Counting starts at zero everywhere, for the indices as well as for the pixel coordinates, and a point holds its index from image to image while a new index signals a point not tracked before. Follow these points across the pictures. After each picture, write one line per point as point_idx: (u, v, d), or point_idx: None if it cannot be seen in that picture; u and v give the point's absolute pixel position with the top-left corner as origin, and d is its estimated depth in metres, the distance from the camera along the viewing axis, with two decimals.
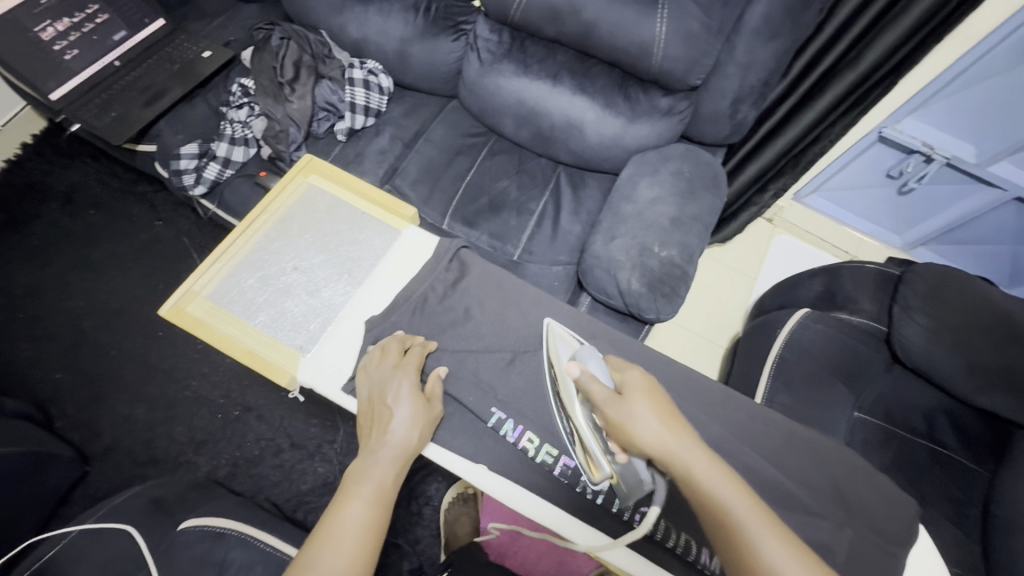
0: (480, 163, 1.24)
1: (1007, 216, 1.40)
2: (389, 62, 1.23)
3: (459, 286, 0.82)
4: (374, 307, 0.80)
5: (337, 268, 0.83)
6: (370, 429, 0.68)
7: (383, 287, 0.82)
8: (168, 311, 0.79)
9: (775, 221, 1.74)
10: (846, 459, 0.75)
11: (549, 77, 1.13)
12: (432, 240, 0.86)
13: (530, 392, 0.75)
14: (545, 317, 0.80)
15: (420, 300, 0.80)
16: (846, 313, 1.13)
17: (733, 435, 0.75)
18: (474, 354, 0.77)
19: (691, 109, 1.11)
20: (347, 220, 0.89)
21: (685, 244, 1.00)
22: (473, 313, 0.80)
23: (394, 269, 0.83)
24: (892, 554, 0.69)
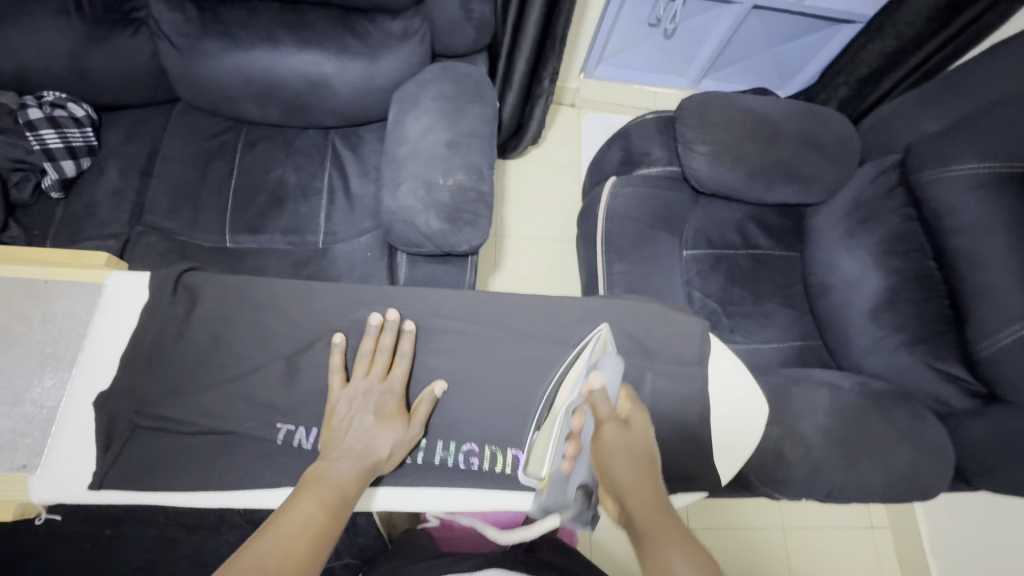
0: (241, 160, 1.10)
1: (754, 26, 1.52)
2: (71, 86, 1.01)
3: (194, 315, 0.74)
4: (99, 382, 0.71)
5: (36, 359, 0.71)
6: (333, 439, 0.66)
7: (100, 356, 0.72)
8: None
9: (577, 104, 1.74)
10: (635, 311, 0.79)
11: (263, 39, 0.99)
12: (141, 278, 0.76)
13: (315, 390, 0.72)
14: (315, 304, 0.76)
15: (151, 351, 0.72)
16: (645, 167, 1.18)
17: (534, 336, 0.77)
18: (244, 377, 0.72)
19: (427, 25, 1.03)
20: (27, 297, 0.73)
21: (470, 164, 0.97)
22: (225, 337, 0.74)
23: (108, 329, 0.73)
24: (692, 374, 0.77)
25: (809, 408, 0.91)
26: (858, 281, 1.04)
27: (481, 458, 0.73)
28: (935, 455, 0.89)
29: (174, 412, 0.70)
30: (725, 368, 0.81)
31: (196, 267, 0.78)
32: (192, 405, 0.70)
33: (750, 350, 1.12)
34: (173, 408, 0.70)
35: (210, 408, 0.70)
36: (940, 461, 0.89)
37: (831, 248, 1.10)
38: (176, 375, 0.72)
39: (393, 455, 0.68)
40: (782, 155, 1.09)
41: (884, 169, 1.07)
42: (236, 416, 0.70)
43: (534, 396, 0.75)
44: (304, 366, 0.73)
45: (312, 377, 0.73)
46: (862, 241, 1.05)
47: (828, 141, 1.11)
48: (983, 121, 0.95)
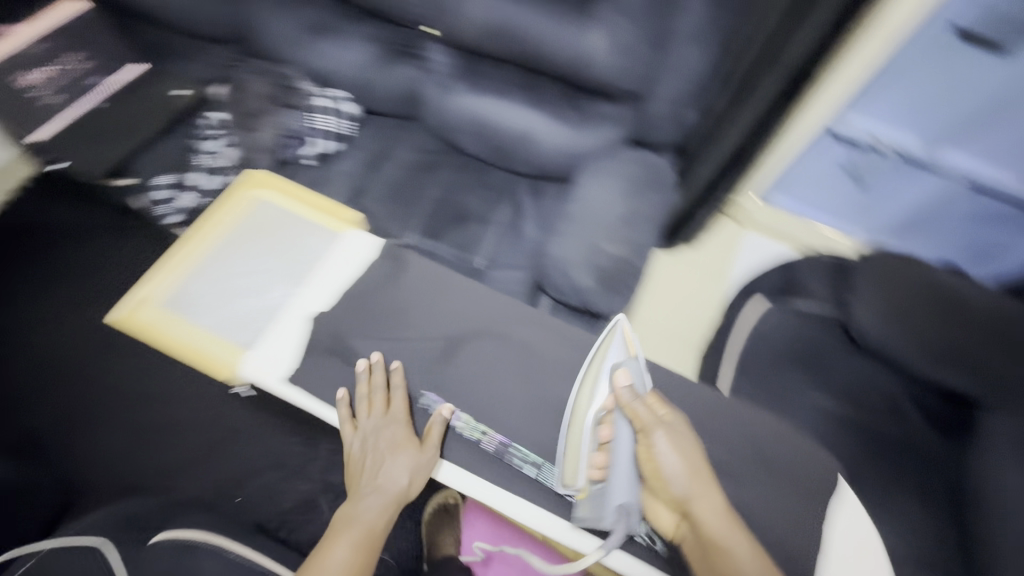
0: (443, 179, 1.30)
1: (961, 204, 1.44)
2: (350, 89, 1.29)
3: (399, 283, 0.92)
4: (317, 304, 0.89)
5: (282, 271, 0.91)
6: (357, 487, 0.80)
7: (326, 287, 0.90)
8: (121, 315, 0.85)
9: (740, 220, 1.76)
10: (756, 420, 0.88)
11: (500, 93, 1.19)
12: (375, 243, 0.95)
13: (462, 374, 0.85)
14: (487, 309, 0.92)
15: (362, 296, 0.89)
16: (801, 300, 1.16)
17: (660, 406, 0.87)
18: (416, 343, 0.87)
19: (637, 115, 1.17)
20: (296, 228, 0.95)
21: (635, 241, 1.04)
22: (413, 306, 0.90)
23: (335, 267, 0.92)
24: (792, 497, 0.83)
25: None
26: None
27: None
28: None
29: (357, 348, 0.85)
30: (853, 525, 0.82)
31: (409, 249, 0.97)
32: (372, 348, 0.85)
33: None
34: (356, 345, 0.86)
35: (380, 357, 0.85)
36: None
37: (1000, 456, 0.96)
38: (365, 322, 0.88)
39: (417, 481, 0.78)
40: (963, 339, 1.01)
41: None
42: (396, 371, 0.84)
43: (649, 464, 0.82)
44: (461, 352, 0.87)
45: (462, 361, 0.86)
46: None
47: None
48: None
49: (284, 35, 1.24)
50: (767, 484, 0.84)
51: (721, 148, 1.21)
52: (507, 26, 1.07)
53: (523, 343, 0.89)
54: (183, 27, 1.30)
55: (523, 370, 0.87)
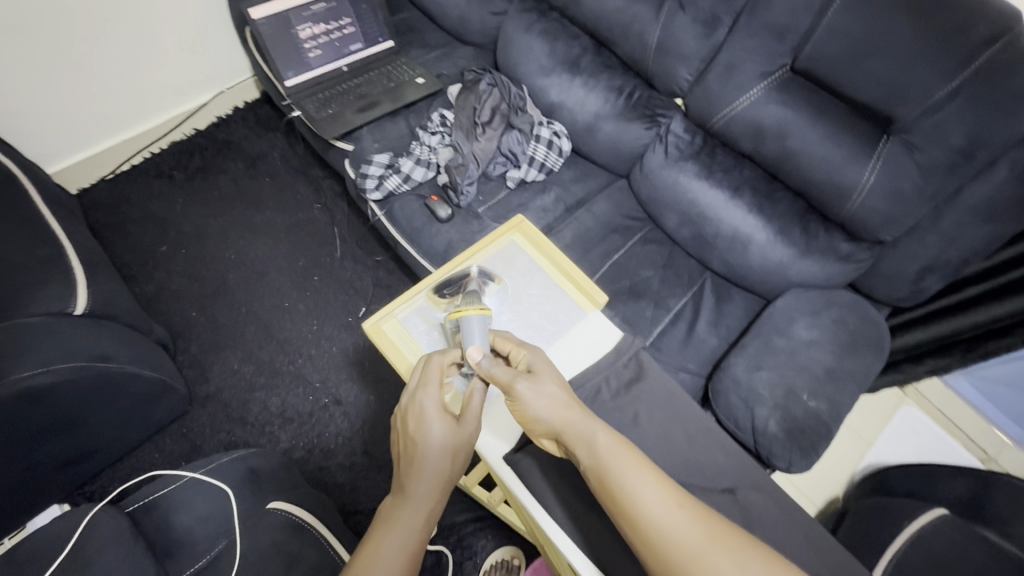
0: (632, 246, 1.25)
1: None
2: (575, 129, 1.29)
3: (633, 388, 0.75)
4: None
5: (521, 332, 0.83)
6: (408, 466, 0.66)
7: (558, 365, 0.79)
8: (368, 325, 0.85)
9: (907, 388, 1.55)
10: None
11: (730, 187, 1.14)
12: (617, 332, 0.81)
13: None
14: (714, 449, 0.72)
15: (592, 390, 0.75)
16: (994, 533, 0.98)
17: None
18: None
19: (871, 262, 1.07)
20: (541, 287, 0.88)
21: (836, 400, 0.93)
22: (642, 423, 0.72)
23: (576, 350, 0.80)
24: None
25: None
26: None
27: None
28: None
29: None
30: None
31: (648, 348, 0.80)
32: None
33: None
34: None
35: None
36: None
37: None
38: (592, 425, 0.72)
39: (459, 458, 0.67)
40: None
41: None
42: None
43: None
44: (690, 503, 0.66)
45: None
46: None
47: None
48: None
49: (538, 64, 1.30)
50: None
51: (949, 325, 1.10)
52: (776, 129, 1.03)
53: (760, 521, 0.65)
54: (455, 31, 1.44)
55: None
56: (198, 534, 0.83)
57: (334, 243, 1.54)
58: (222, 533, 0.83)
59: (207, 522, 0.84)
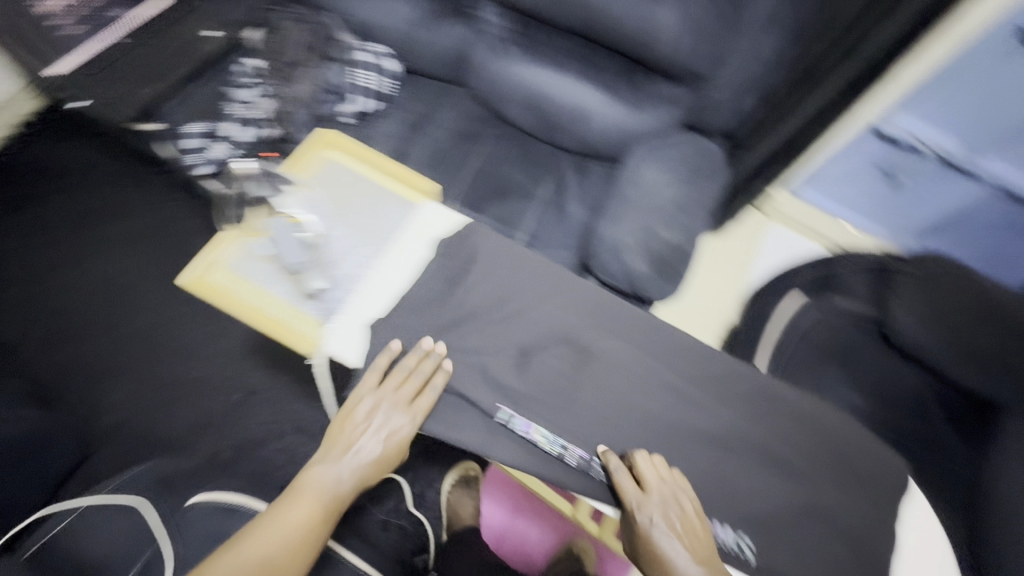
0: (486, 148, 1.26)
1: (992, 212, 1.42)
2: (395, 46, 1.24)
3: (459, 282, 0.74)
4: (394, 276, 0.79)
5: (355, 242, 0.83)
6: (333, 452, 0.69)
7: (399, 258, 0.80)
8: (189, 281, 0.80)
9: (768, 212, 1.75)
10: (836, 422, 0.71)
11: (556, 64, 1.15)
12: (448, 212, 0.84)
13: (541, 393, 0.68)
14: (546, 308, 0.74)
15: (418, 303, 0.73)
16: (845, 299, 1.14)
17: (741, 409, 0.70)
18: (480, 353, 0.70)
19: (695, 98, 1.14)
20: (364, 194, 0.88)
21: (689, 228, 1.02)
22: (475, 310, 0.74)
23: (412, 243, 0.80)
24: (883, 526, 0.67)
25: None
26: None
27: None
28: None
29: (428, 361, 0.69)
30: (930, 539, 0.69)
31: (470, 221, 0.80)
32: (441, 358, 0.70)
33: None
34: (425, 355, 0.69)
35: (453, 367, 0.69)
36: None
37: None
38: (430, 327, 0.72)
39: (373, 469, 0.69)
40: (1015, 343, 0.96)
41: None
42: (469, 383, 0.68)
43: (729, 478, 0.67)
44: (535, 363, 0.70)
45: (534, 376, 0.69)
46: None
47: None
48: None
49: None
50: (850, 491, 0.68)
51: (776, 138, 1.21)
52: None
53: (599, 353, 0.71)
54: None
55: (598, 389, 0.69)
56: (118, 548, 0.82)
57: (189, 237, 1.42)
58: (145, 543, 0.82)
59: (122, 540, 0.82)
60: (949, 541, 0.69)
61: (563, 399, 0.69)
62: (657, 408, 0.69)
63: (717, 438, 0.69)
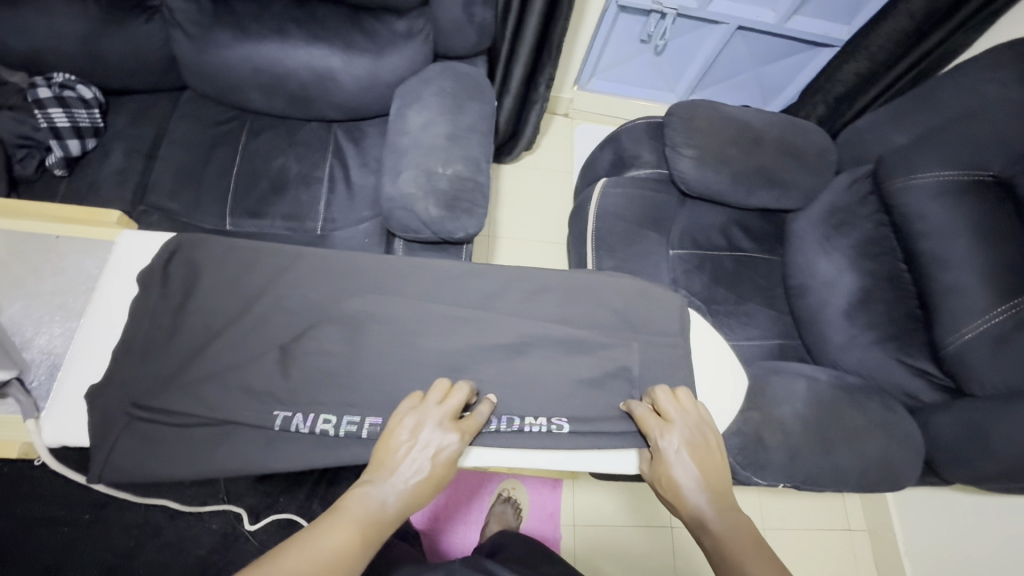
0: (244, 148, 1.13)
1: (737, 47, 1.59)
2: (81, 68, 1.05)
3: (188, 306, 0.66)
4: (99, 335, 0.66)
5: (46, 310, 0.71)
6: (372, 478, 0.57)
7: (104, 311, 0.67)
8: None
9: (570, 114, 1.81)
10: (617, 288, 0.76)
11: (273, 33, 1.03)
12: (149, 238, 0.71)
13: (317, 380, 0.64)
14: (300, 292, 0.68)
15: (145, 344, 0.64)
16: (635, 169, 1.23)
17: (523, 311, 0.72)
18: (234, 368, 0.63)
19: (431, 25, 1.09)
20: (43, 253, 0.73)
21: (468, 157, 1.00)
22: (219, 326, 0.66)
23: (109, 288, 0.68)
24: (679, 365, 0.73)
25: (786, 397, 0.96)
26: (834, 282, 1.09)
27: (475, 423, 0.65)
28: (904, 445, 0.94)
29: (172, 404, 0.61)
30: (706, 341, 0.81)
31: (182, 238, 0.70)
32: (187, 396, 0.61)
33: (734, 346, 1.15)
34: (168, 397, 0.61)
35: (208, 396, 0.61)
36: (909, 451, 0.94)
37: (809, 251, 1.15)
38: (165, 365, 0.63)
39: (417, 496, 0.56)
40: (762, 160, 1.15)
41: (858, 178, 1.14)
42: (233, 404, 0.61)
43: (534, 375, 0.69)
44: (300, 354, 0.65)
45: (302, 368, 0.64)
46: (838, 245, 1.10)
47: (803, 148, 1.18)
48: (946, 132, 1.01)
49: None
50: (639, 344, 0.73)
51: (527, 42, 1.23)
52: None
53: (365, 317, 0.68)
54: None
55: (376, 351, 0.66)
56: None
57: None
58: None
59: None
60: (725, 344, 0.81)
61: (345, 376, 0.65)
62: (442, 345, 0.68)
63: (510, 347, 0.70)
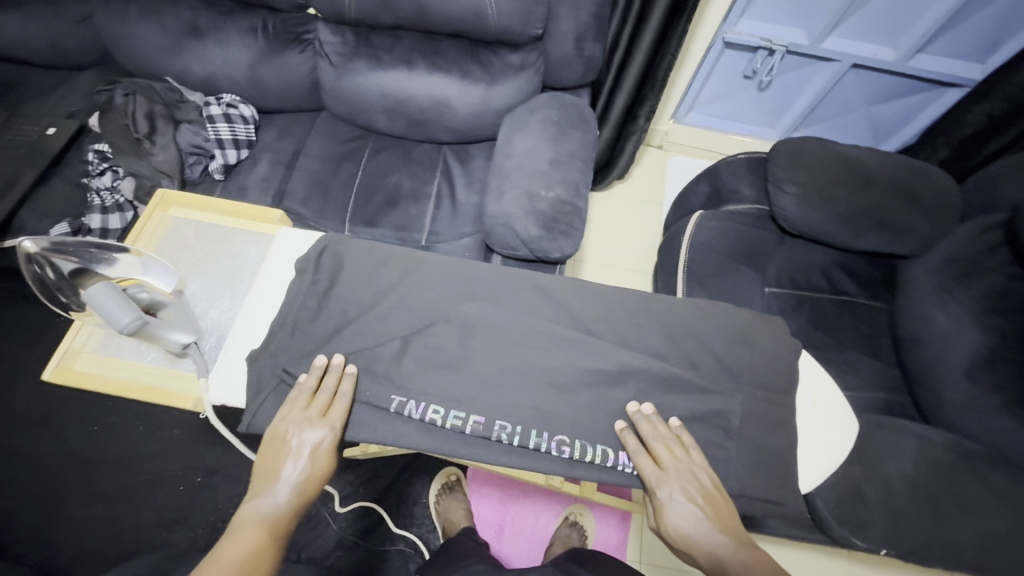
0: (365, 164, 1.25)
1: (850, 84, 1.53)
2: (243, 91, 1.23)
3: (333, 292, 0.74)
4: (260, 312, 0.76)
5: (218, 287, 0.83)
6: (261, 484, 0.62)
7: (265, 291, 0.77)
8: (53, 374, 0.77)
9: (664, 146, 1.82)
10: (721, 319, 0.76)
11: (403, 63, 1.16)
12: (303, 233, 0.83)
13: (432, 374, 0.69)
14: (423, 292, 0.74)
15: (296, 321, 0.72)
16: (731, 204, 1.22)
17: (625, 330, 0.74)
18: (364, 352, 0.70)
19: (542, 58, 1.16)
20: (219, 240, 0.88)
21: (568, 181, 1.05)
22: (353, 313, 0.73)
23: (268, 274, 0.78)
24: (776, 404, 0.72)
25: (892, 455, 0.89)
26: (953, 336, 1.00)
27: (571, 449, 0.66)
28: None
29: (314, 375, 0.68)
30: (815, 383, 0.78)
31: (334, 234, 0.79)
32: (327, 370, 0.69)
33: None
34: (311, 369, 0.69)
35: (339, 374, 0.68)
36: None
37: (924, 300, 1.07)
38: (309, 341, 0.71)
39: (307, 489, 0.62)
40: (875, 201, 1.10)
41: (988, 226, 1.05)
42: (360, 385, 0.68)
43: (628, 396, 0.70)
44: (417, 348, 0.71)
45: (416, 359, 0.70)
46: (960, 295, 1.02)
47: (925, 193, 1.11)
48: None
49: (159, 47, 1.17)
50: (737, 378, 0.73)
51: (632, 75, 1.28)
52: None
53: (477, 320, 0.73)
54: (59, 61, 1.27)
55: (483, 353, 0.71)
56: None
57: None
58: None
59: None
60: (837, 391, 0.77)
61: (455, 371, 0.70)
62: (541, 358, 0.71)
63: (608, 373, 0.71)
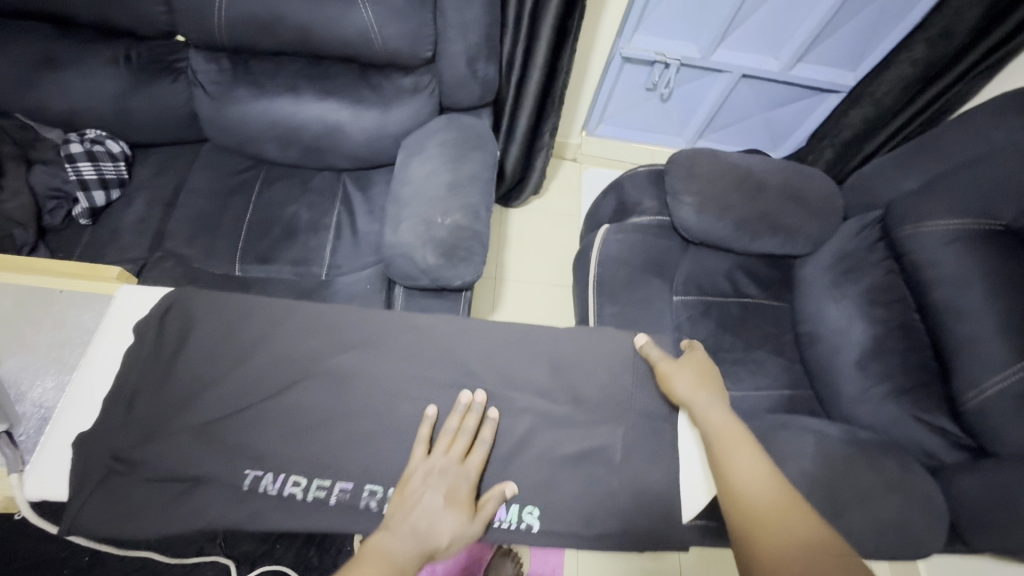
0: (257, 196, 1.18)
1: (744, 94, 1.60)
2: (112, 125, 1.13)
3: (181, 356, 0.72)
4: (94, 387, 0.72)
5: (43, 362, 0.75)
6: (396, 512, 0.61)
7: (102, 364, 0.73)
8: None
9: (579, 158, 1.85)
10: (602, 345, 0.78)
11: (288, 90, 1.09)
12: (148, 293, 0.78)
13: (291, 439, 0.67)
14: (298, 344, 0.73)
15: (131, 395, 0.69)
16: (637, 216, 1.23)
17: (508, 366, 0.74)
18: (221, 423, 0.67)
19: (437, 81, 1.13)
20: (49, 304, 0.80)
21: (468, 205, 1.02)
22: (206, 381, 0.70)
23: (103, 340, 0.74)
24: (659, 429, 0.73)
25: (794, 453, 0.92)
26: (844, 330, 1.05)
27: None
28: (926, 511, 0.88)
29: (151, 456, 0.65)
30: None
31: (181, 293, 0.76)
32: (164, 451, 0.65)
33: (743, 396, 1.11)
34: (146, 451, 0.65)
35: (180, 452, 0.65)
36: (933, 517, 0.88)
37: (819, 298, 1.12)
38: (151, 417, 0.68)
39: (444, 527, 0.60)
40: (766, 206, 1.15)
41: (867, 224, 1.11)
42: (210, 462, 0.65)
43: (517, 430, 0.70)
44: (278, 410, 0.69)
45: (276, 424, 0.68)
46: (848, 291, 1.07)
47: (811, 195, 1.17)
48: (956, 180, 0.98)
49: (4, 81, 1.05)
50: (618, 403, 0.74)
51: (528, 95, 1.29)
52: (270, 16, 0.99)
53: (350, 372, 0.71)
54: None
55: (353, 408, 0.69)
56: None
57: None
58: None
59: None
60: None
61: (323, 429, 0.68)
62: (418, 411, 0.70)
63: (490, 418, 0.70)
